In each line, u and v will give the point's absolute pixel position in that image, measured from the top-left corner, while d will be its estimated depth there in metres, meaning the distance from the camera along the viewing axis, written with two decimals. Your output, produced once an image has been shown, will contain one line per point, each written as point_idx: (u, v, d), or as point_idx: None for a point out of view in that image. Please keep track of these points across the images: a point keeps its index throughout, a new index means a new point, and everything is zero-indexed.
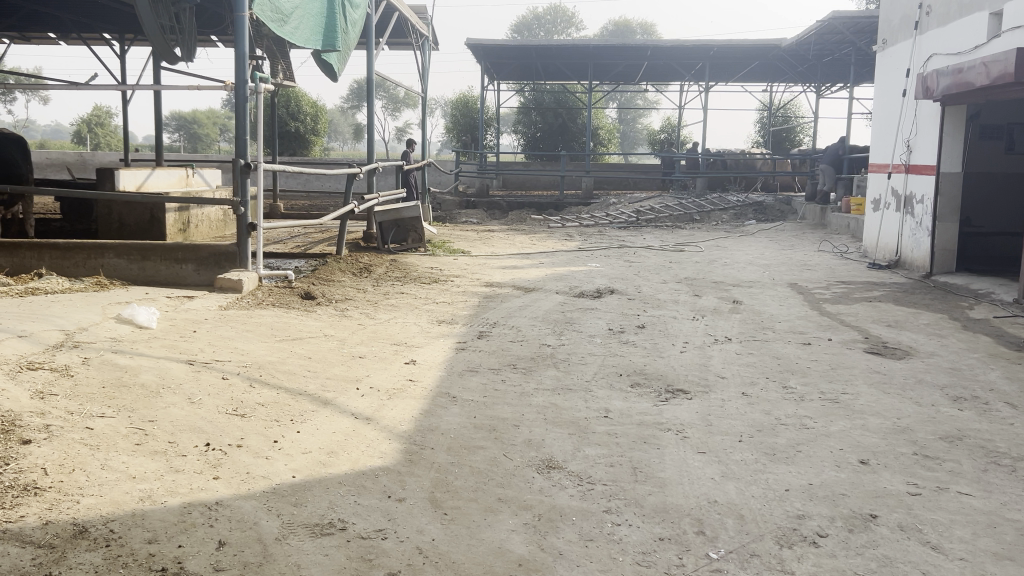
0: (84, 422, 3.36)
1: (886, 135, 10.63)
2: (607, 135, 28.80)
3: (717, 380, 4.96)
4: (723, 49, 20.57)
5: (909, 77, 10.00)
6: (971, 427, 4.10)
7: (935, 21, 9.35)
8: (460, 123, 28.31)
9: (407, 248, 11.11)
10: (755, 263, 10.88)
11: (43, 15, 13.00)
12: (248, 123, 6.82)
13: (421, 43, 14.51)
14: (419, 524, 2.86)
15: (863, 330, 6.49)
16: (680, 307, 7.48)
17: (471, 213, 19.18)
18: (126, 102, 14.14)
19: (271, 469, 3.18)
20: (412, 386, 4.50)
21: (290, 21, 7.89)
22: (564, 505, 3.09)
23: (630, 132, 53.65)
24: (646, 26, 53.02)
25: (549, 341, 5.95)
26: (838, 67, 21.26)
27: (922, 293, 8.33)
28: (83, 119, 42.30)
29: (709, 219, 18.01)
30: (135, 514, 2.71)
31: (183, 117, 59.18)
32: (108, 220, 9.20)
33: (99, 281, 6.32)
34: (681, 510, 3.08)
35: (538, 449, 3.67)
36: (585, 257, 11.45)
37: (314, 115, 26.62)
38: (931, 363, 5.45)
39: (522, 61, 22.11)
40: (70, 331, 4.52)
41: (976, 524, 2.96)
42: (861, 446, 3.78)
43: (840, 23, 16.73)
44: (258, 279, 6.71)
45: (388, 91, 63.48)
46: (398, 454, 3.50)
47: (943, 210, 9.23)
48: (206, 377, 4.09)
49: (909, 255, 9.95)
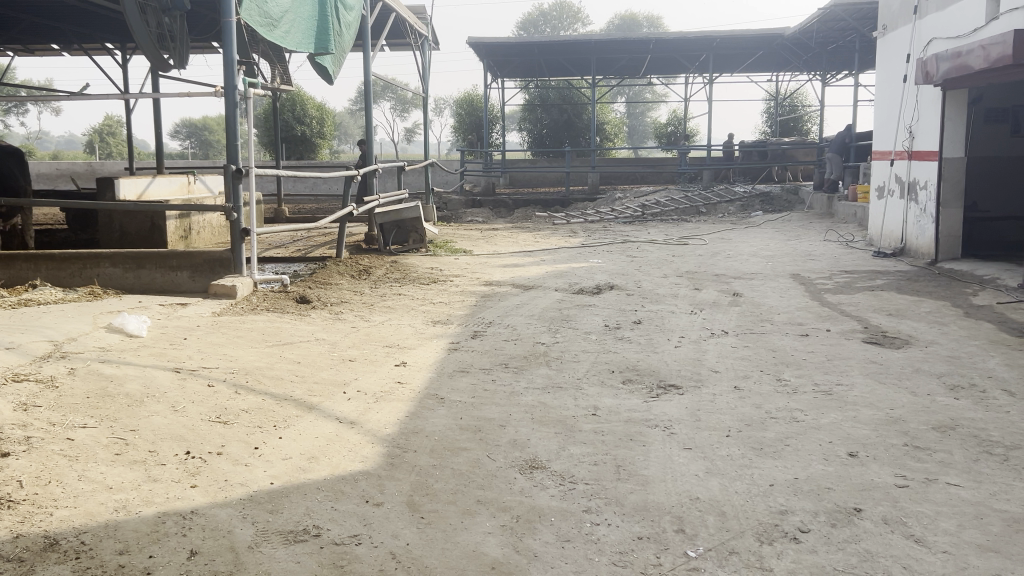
0: (65, 433, 3.36)
1: (888, 121, 10.50)
2: (613, 129, 28.67)
3: (710, 374, 4.90)
4: (726, 40, 20.44)
5: (910, 62, 9.87)
6: (966, 416, 4.02)
7: (934, 5, 9.22)
8: (465, 122, 28.32)
9: (408, 249, 11.10)
10: (759, 255, 10.78)
11: (45, 27, 13.10)
12: (239, 129, 6.81)
13: (420, 43, 14.50)
14: (394, 529, 2.84)
15: (863, 320, 6.40)
16: (679, 301, 7.42)
17: (477, 212, 19.18)
18: (128, 111, 14.23)
19: (249, 477, 3.17)
20: (400, 389, 4.48)
21: (280, 25, 7.86)
22: (544, 506, 3.06)
23: (639, 126, 53.44)
24: (652, 19, 52.83)
25: (542, 339, 5.92)
26: (843, 54, 21.04)
27: (926, 281, 8.21)
28: (94, 128, 42.65)
29: (716, 211, 17.90)
30: (108, 525, 2.70)
31: (193, 124, 59.74)
32: (109, 229, 9.24)
33: (94, 290, 6.35)
34: (662, 508, 3.04)
35: (522, 449, 3.64)
36: (587, 253, 11.39)
37: (320, 119, 26.71)
38: (929, 351, 5.36)
39: (525, 58, 22.09)
40: (59, 342, 4.53)
41: (962, 516, 2.90)
42: (850, 438, 3.72)
43: (842, 9, 16.56)
44: (252, 285, 6.72)
45: (395, 92, 63.76)
46: (379, 458, 3.47)
47: (947, 195, 9.11)
48: (191, 385, 4.08)
49: (914, 243, 9.82)
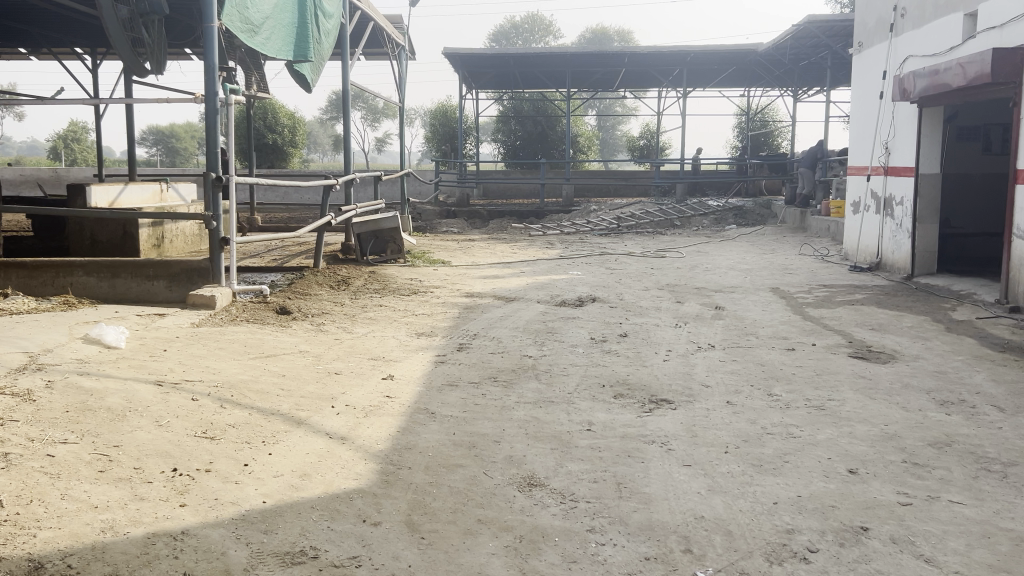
0: (44, 449, 3.21)
1: (864, 138, 10.66)
2: (586, 142, 28.79)
3: (702, 389, 4.87)
4: (700, 55, 20.65)
5: (886, 79, 10.03)
6: (960, 432, 4.04)
7: (910, 23, 9.40)
8: (439, 132, 28.26)
9: (386, 259, 10.97)
10: (737, 268, 10.83)
11: (12, 30, 12.78)
12: (219, 136, 6.67)
13: (397, 53, 14.41)
14: (394, 551, 2.74)
15: (847, 334, 6.44)
16: (662, 314, 7.41)
17: (452, 222, 19.09)
18: (98, 117, 13.93)
19: (240, 495, 3.04)
20: (390, 403, 4.37)
21: (261, 32, 7.73)
22: (547, 526, 2.98)
23: (609, 139, 53.90)
24: (623, 33, 53.45)
25: (529, 352, 5.85)
26: (815, 70, 21.39)
27: (904, 295, 8.31)
28: (58, 135, 41.83)
29: (690, 224, 18.02)
30: (95, 547, 2.56)
31: (160, 131, 58.97)
32: (79, 237, 8.98)
33: (67, 300, 6.15)
34: (668, 527, 2.98)
35: (519, 466, 3.56)
36: (567, 265, 11.37)
37: (292, 128, 26.45)
38: (916, 366, 5.40)
39: (500, 69, 22.08)
40: (34, 354, 4.35)
41: (969, 534, 2.89)
42: (849, 454, 3.70)
43: (815, 27, 16.83)
44: (231, 295, 6.57)
45: (366, 101, 63.76)
46: (373, 475, 3.37)
47: (922, 211, 9.25)
48: (175, 399, 3.93)
49: (890, 258, 9.95)
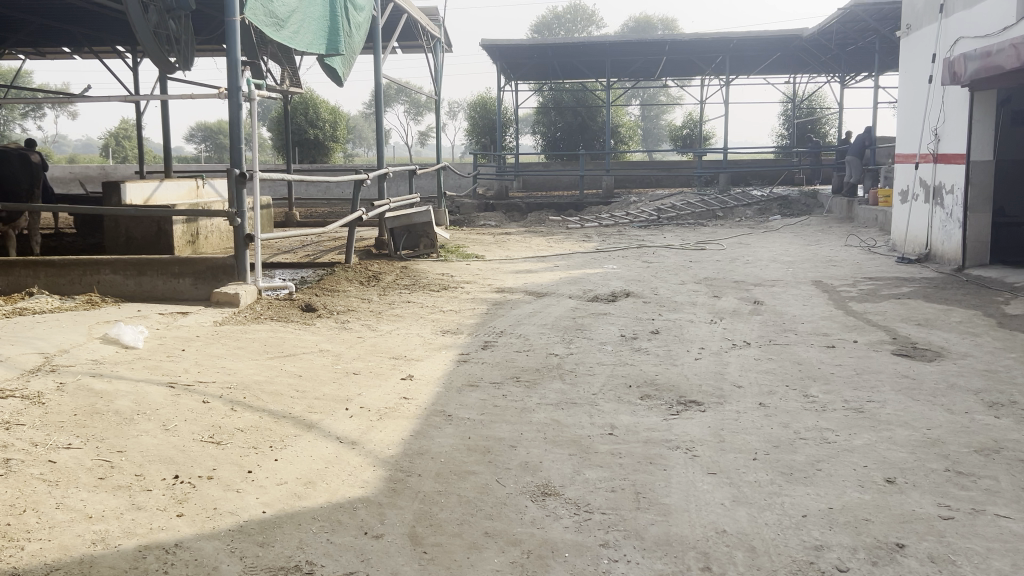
0: (47, 454, 3.16)
1: (912, 123, 10.20)
2: (628, 132, 28.43)
3: (733, 390, 4.63)
4: (743, 41, 20.10)
5: (936, 62, 9.55)
6: (1009, 437, 3.75)
7: (961, 2, 8.93)
8: (478, 125, 28.17)
9: (419, 254, 10.88)
10: (779, 260, 10.47)
11: (54, 30, 13.03)
12: (243, 131, 6.60)
13: (432, 45, 14.28)
14: (394, 566, 2.61)
15: (891, 330, 6.11)
16: (698, 310, 7.14)
17: (490, 215, 18.97)
18: (138, 115, 14.14)
19: (241, 504, 2.95)
20: (405, 405, 4.25)
21: (287, 26, 7.66)
22: (557, 539, 2.82)
23: (651, 130, 53.43)
24: (666, 22, 52.96)
25: (556, 350, 5.68)
26: (863, 55, 20.69)
27: (955, 288, 7.90)
28: (110, 133, 43.19)
29: (733, 215, 17.55)
30: (83, 561, 2.49)
31: (208, 128, 60.39)
32: (115, 235, 9.05)
33: (92, 299, 6.17)
34: (685, 542, 2.79)
35: (534, 473, 3.40)
36: (602, 258, 11.14)
37: (333, 122, 26.63)
38: (963, 364, 5.09)
39: (539, 60, 21.84)
40: (50, 354, 4.34)
41: (1016, 553, 2.65)
42: (887, 462, 3.46)
43: (863, 10, 16.22)
44: (256, 292, 6.55)
45: (409, 96, 64.37)
46: (381, 483, 3.24)
47: (974, 199, 8.81)
48: (185, 402, 3.87)
49: (939, 248, 9.50)
